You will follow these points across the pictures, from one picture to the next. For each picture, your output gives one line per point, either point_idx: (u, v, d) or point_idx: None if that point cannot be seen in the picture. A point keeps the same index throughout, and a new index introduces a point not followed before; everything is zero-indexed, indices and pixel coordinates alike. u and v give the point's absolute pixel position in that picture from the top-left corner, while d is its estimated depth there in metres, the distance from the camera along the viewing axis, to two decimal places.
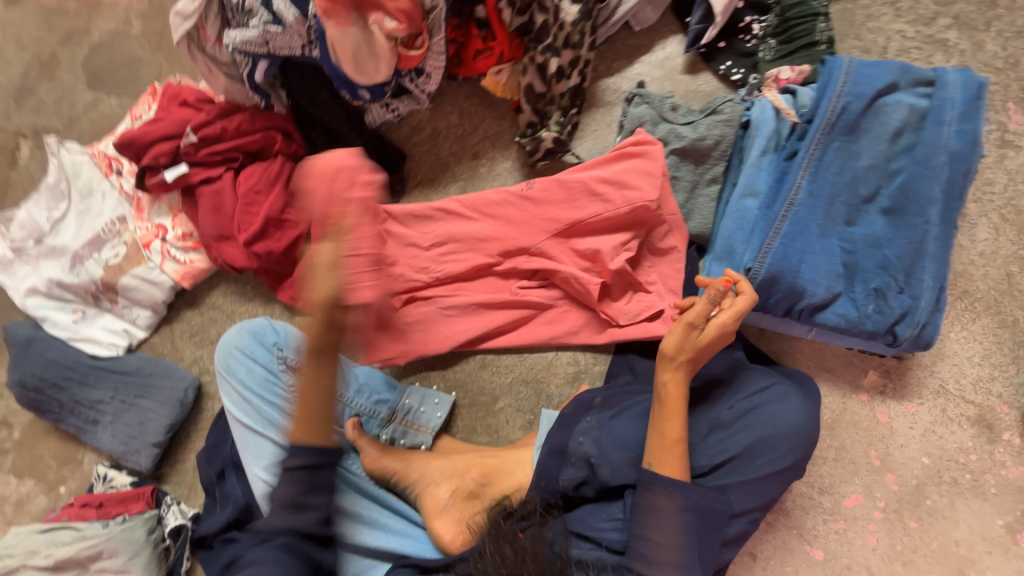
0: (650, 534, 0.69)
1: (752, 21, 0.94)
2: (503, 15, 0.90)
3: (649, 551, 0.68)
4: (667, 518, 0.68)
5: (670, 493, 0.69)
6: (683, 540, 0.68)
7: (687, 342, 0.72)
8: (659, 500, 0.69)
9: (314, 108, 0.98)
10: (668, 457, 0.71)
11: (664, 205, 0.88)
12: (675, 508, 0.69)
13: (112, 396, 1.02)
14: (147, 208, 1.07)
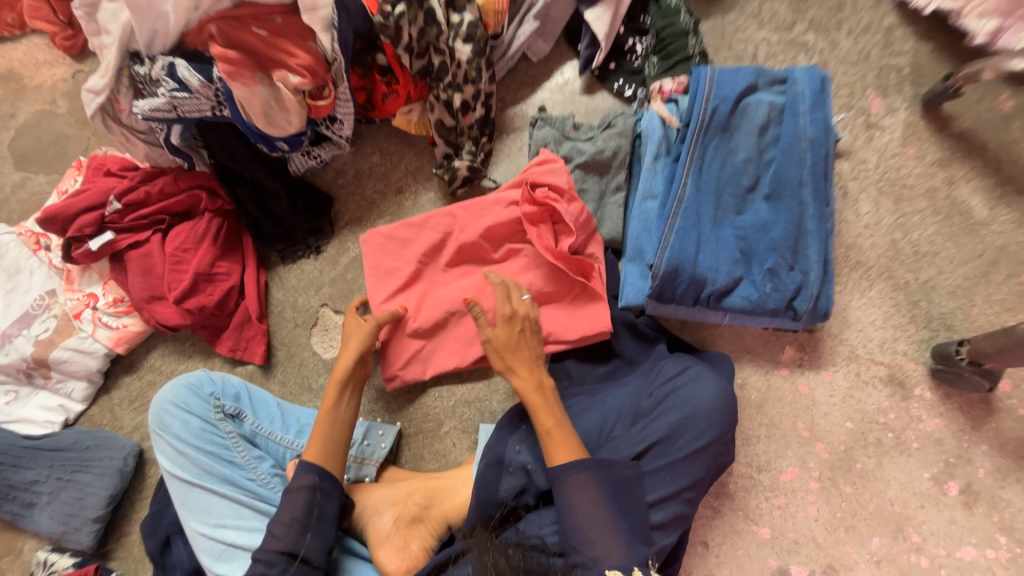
0: (580, 522, 0.69)
1: (635, 42, 1.04)
2: (402, 60, 0.94)
3: (583, 537, 0.69)
4: (584, 498, 0.70)
5: (572, 473, 0.70)
6: (607, 503, 0.69)
7: (500, 355, 0.81)
8: (571, 480, 0.70)
9: (235, 164, 1.00)
10: (560, 442, 0.73)
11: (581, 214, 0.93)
12: (586, 484, 0.70)
13: (47, 474, 0.99)
14: (77, 278, 1.07)
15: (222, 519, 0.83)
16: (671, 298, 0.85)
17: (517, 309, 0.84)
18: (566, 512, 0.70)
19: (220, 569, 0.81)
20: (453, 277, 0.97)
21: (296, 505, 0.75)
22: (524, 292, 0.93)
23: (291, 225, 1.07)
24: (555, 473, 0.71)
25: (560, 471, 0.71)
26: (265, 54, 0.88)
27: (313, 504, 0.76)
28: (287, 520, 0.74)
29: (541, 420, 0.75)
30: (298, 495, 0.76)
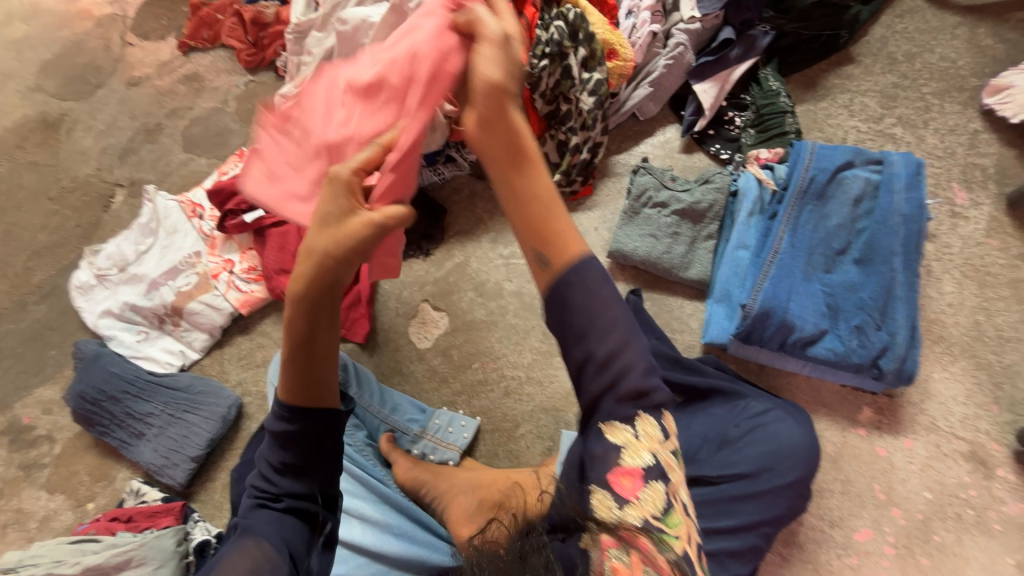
0: (580, 312, 0.55)
1: (734, 115, 1.18)
2: (536, 104, 1.12)
3: (592, 332, 0.54)
4: (594, 292, 0.55)
5: (578, 276, 0.55)
6: (615, 302, 0.56)
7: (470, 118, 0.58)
8: (576, 283, 0.55)
9: None
10: (558, 234, 0.56)
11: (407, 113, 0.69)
12: (596, 282, 0.55)
13: (161, 409, 1.10)
14: (220, 246, 1.25)
15: None
16: (758, 339, 0.92)
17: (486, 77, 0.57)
18: (561, 319, 0.56)
19: None
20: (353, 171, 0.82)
21: (288, 448, 0.65)
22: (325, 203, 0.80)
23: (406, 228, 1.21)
24: (563, 271, 0.56)
25: (562, 276, 0.55)
26: None
27: (302, 444, 0.65)
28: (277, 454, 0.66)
29: (527, 206, 0.57)
30: (281, 425, 0.65)
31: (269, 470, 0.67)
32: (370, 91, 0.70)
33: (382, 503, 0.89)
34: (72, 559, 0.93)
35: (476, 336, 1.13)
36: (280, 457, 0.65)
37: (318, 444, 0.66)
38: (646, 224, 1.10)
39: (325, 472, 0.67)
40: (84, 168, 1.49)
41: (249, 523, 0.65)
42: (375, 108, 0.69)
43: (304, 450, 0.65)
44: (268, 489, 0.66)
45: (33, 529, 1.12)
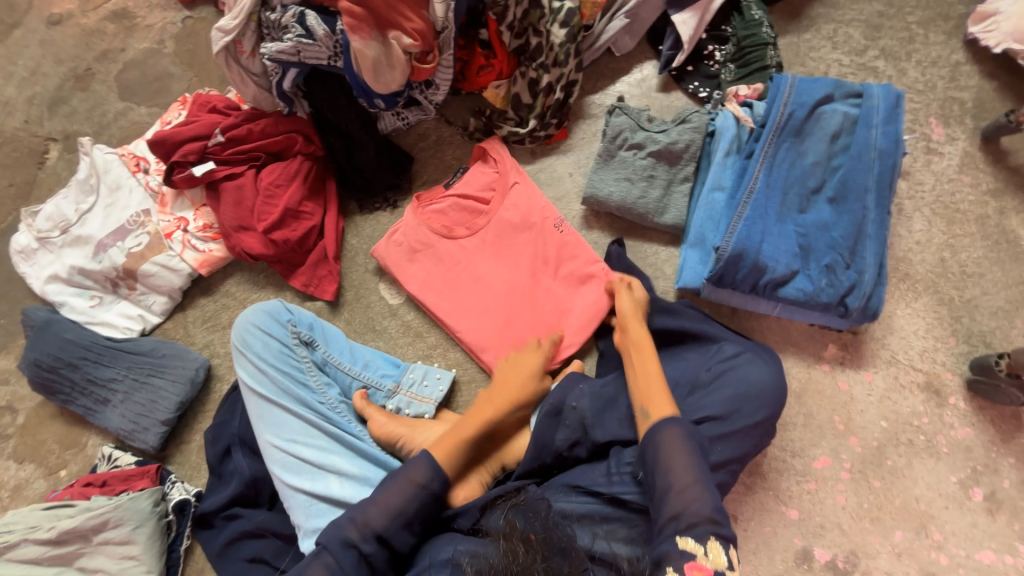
0: (670, 466, 0.73)
1: (714, 49, 1.11)
2: (503, 37, 1.04)
3: (664, 471, 0.73)
4: (676, 448, 0.74)
5: (669, 431, 0.75)
6: (691, 458, 0.73)
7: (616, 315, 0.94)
8: (666, 438, 0.75)
9: (334, 115, 1.08)
10: (659, 403, 0.80)
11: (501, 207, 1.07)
12: (676, 444, 0.74)
13: (124, 375, 1.06)
14: (171, 203, 1.16)
15: (294, 435, 0.90)
16: (730, 282, 0.91)
17: (631, 294, 0.96)
18: (655, 465, 0.74)
19: (290, 479, 0.88)
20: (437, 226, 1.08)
21: (396, 493, 0.78)
22: (428, 253, 1.07)
23: (371, 176, 1.14)
24: (653, 429, 0.77)
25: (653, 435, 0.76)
26: (384, 15, 0.97)
27: (425, 503, 0.78)
28: (392, 496, 0.77)
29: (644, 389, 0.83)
30: (413, 482, 0.79)
31: (378, 512, 0.76)
32: (488, 221, 1.07)
33: (359, 458, 0.91)
34: (47, 524, 0.94)
35: None
36: (397, 511, 0.77)
37: (434, 509, 0.80)
38: (622, 167, 1.05)
39: (400, 543, 0.77)
40: (9, 121, 1.35)
41: (338, 553, 0.74)
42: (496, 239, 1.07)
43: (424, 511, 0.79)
44: (370, 531, 0.75)
45: (5, 498, 1.10)
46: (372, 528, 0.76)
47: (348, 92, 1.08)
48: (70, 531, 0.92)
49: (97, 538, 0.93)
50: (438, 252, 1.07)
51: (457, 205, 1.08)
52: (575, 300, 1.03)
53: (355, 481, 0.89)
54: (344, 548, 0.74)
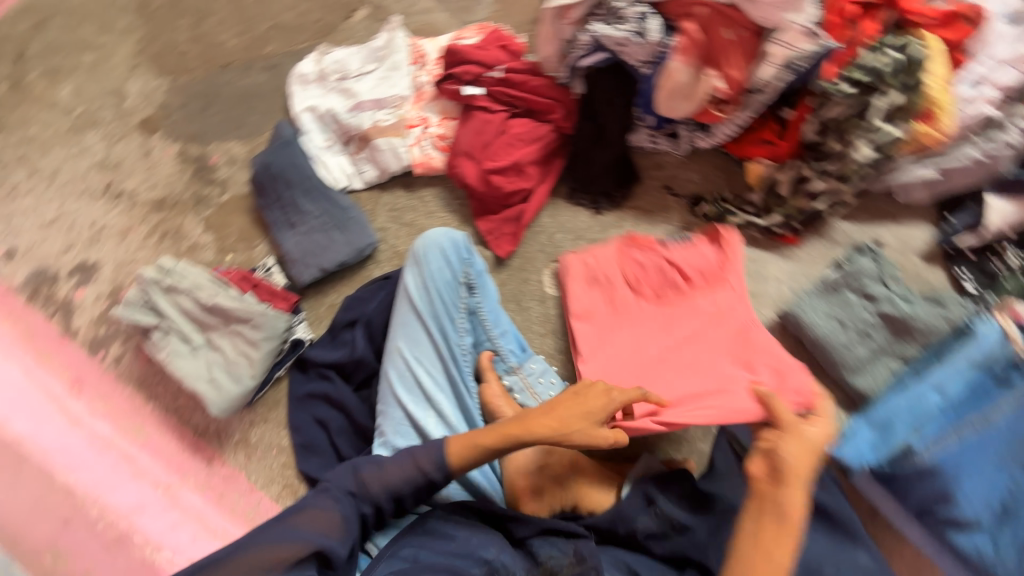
0: None
1: (1012, 251, 0.97)
2: (807, 126, 0.99)
3: None
4: None
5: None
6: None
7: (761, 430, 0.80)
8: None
9: (604, 108, 1.12)
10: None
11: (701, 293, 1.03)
12: None
13: (317, 215, 1.19)
14: (425, 101, 1.27)
15: (421, 357, 0.96)
16: (904, 487, 0.85)
17: (809, 434, 0.77)
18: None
19: (399, 391, 0.94)
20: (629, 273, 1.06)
21: (401, 464, 0.81)
22: (604, 287, 1.07)
23: (597, 175, 1.17)
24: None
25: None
26: (714, 52, 0.97)
27: (428, 484, 0.81)
28: (405, 465, 0.81)
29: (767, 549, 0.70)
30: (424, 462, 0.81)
31: (375, 477, 0.81)
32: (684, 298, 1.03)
33: (460, 409, 0.95)
34: (209, 291, 1.08)
35: None
36: (403, 481, 0.80)
37: (426, 493, 0.82)
38: (841, 307, 0.97)
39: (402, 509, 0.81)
40: None
41: (342, 501, 0.78)
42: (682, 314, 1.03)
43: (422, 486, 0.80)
44: (383, 495, 0.80)
45: (183, 249, 1.30)
46: (384, 489, 0.80)
47: (628, 96, 1.11)
48: (223, 308, 1.06)
49: (235, 325, 1.05)
50: (618, 294, 1.06)
51: (660, 269, 1.04)
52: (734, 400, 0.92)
53: (446, 427, 0.93)
54: (346, 498, 0.79)
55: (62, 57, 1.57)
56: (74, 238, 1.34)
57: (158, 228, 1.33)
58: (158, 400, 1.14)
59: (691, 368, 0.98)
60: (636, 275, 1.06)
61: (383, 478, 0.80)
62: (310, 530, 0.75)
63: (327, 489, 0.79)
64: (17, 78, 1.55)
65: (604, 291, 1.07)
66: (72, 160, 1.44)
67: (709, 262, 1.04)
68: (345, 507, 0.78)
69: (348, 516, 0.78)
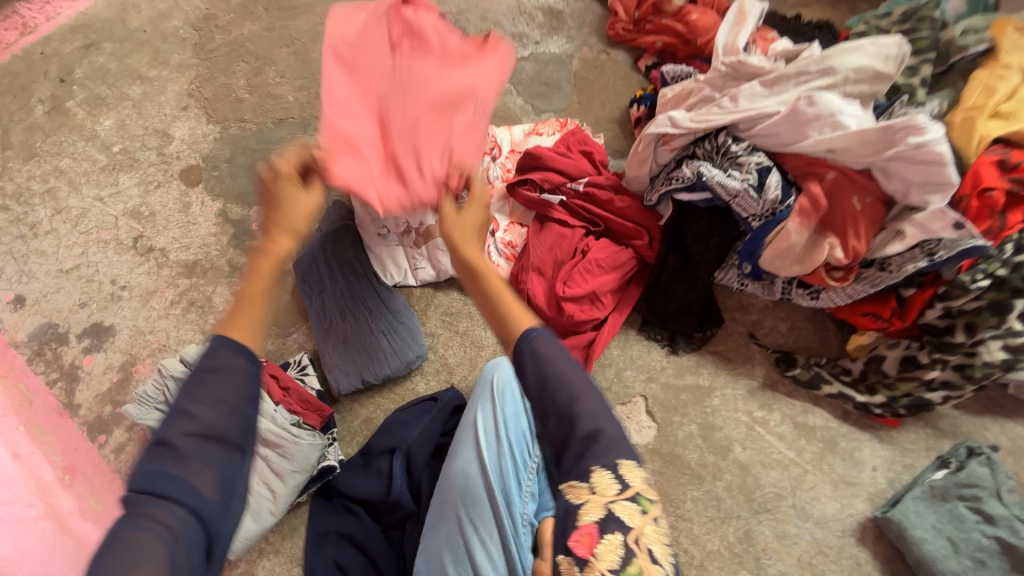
0: None
1: None
2: (928, 311, 0.89)
3: None
4: None
5: (540, 339, 0.58)
6: (575, 368, 0.57)
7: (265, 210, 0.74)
8: (538, 345, 0.58)
9: (696, 245, 1.03)
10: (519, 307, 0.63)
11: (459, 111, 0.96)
12: None
13: (364, 316, 1.07)
14: (494, 199, 1.17)
15: (476, 521, 0.79)
16: None
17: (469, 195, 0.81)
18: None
19: (448, 563, 0.79)
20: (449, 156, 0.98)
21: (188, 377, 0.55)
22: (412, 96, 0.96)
23: (680, 318, 1.06)
24: (524, 335, 0.59)
25: (528, 336, 0.59)
26: (839, 220, 0.87)
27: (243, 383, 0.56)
28: (205, 393, 0.53)
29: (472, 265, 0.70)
30: (232, 391, 0.55)
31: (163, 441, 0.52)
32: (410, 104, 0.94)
33: None
34: None
35: (675, 475, 0.96)
36: (220, 414, 0.53)
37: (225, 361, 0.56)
38: (950, 521, 0.86)
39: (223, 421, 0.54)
40: None
41: (175, 496, 0.50)
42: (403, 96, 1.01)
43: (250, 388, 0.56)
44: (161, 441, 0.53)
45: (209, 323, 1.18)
46: (196, 439, 0.52)
47: (723, 239, 1.02)
48: None
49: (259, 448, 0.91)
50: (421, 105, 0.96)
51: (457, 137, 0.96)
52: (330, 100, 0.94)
53: None
54: (175, 484, 0.50)
55: (108, 86, 1.47)
56: (91, 293, 1.22)
57: (185, 296, 1.21)
58: None
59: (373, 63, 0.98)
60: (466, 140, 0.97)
61: (189, 422, 0.53)
62: (149, 552, 0.47)
63: (134, 502, 0.49)
64: (57, 101, 1.44)
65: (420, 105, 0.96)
66: (102, 203, 1.33)
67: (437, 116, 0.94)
68: (180, 493, 0.50)
69: (197, 503, 0.50)
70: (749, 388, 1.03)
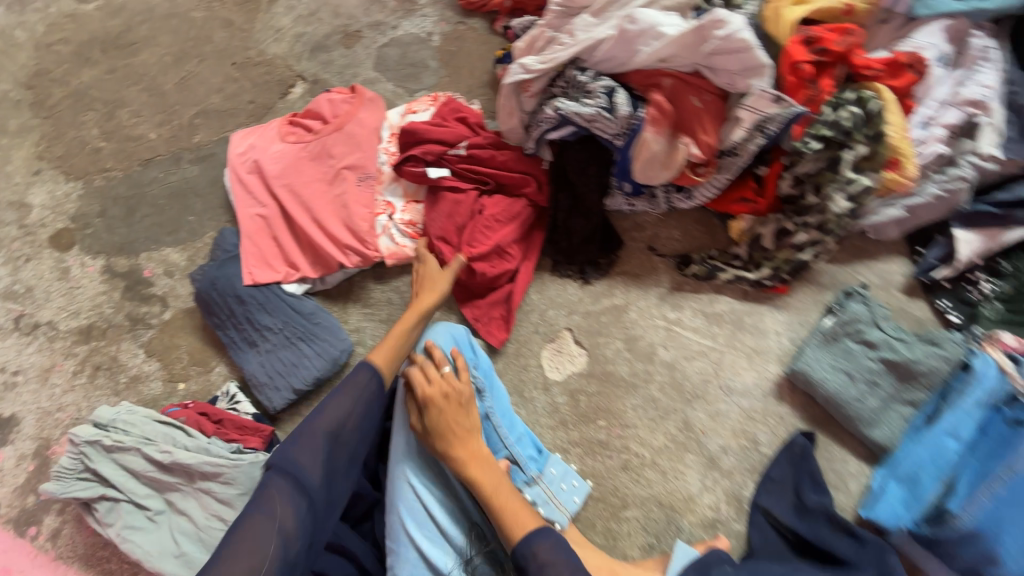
0: None
1: (982, 278, 1.02)
2: (782, 182, 0.99)
3: None
4: None
5: (537, 548, 0.74)
6: (572, 571, 0.72)
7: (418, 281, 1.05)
8: (539, 553, 0.73)
9: (579, 178, 1.07)
10: (520, 515, 0.77)
11: (339, 172, 1.16)
12: None
13: (281, 327, 1.06)
14: (385, 184, 1.17)
15: (429, 481, 0.86)
16: (946, 550, 0.80)
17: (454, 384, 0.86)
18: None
19: (410, 526, 0.82)
20: (327, 207, 1.13)
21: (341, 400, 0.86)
22: (308, 176, 1.16)
23: (586, 249, 1.12)
24: (527, 544, 0.74)
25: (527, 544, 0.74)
26: (685, 120, 0.96)
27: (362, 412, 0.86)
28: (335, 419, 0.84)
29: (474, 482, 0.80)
30: (359, 398, 0.86)
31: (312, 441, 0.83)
32: (305, 186, 1.15)
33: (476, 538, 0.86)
34: (162, 444, 0.92)
35: (612, 391, 1.03)
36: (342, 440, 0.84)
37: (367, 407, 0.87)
38: (844, 357, 0.98)
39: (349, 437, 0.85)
40: (274, 48, 1.45)
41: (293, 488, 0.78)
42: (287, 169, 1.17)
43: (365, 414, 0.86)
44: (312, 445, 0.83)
45: (121, 383, 1.12)
46: (325, 441, 0.82)
47: (600, 165, 1.07)
48: (183, 464, 0.89)
49: (200, 483, 0.89)
50: (304, 181, 1.16)
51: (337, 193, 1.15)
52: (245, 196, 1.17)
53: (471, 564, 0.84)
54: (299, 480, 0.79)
55: None
56: None
57: (88, 362, 1.14)
58: None
59: (267, 158, 1.19)
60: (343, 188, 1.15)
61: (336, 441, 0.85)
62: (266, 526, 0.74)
63: (271, 480, 0.78)
64: None
65: (306, 184, 1.15)
66: None
67: (322, 184, 1.15)
68: (292, 480, 0.78)
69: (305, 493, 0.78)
70: (658, 296, 1.11)
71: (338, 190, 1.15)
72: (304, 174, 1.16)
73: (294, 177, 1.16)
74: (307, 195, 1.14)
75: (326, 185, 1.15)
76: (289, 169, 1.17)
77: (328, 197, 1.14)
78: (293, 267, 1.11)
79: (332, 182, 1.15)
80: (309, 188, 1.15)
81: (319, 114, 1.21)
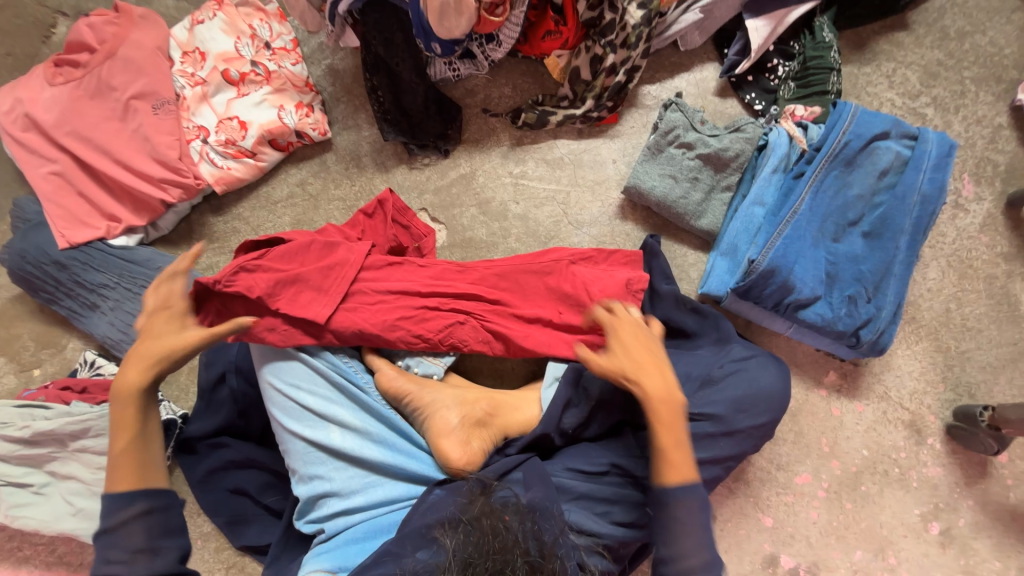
0: (677, 537, 0.72)
1: (778, 64, 1.10)
2: (578, 6, 1.02)
3: (677, 535, 0.72)
4: (690, 520, 0.72)
5: (683, 499, 0.73)
6: (705, 530, 0.72)
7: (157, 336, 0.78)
8: (681, 505, 0.73)
9: (387, 50, 1.04)
10: (679, 464, 0.75)
11: (131, 105, 1.05)
12: (691, 511, 0.73)
13: (117, 281, 1.00)
14: (189, 109, 1.07)
15: (296, 382, 0.87)
16: (756, 296, 0.94)
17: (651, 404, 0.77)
18: (664, 533, 0.73)
19: (289, 423, 0.86)
20: (128, 146, 1.03)
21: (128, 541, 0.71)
22: (97, 117, 1.04)
23: (421, 128, 1.09)
24: (666, 495, 0.74)
25: (670, 494, 0.73)
26: None
27: (153, 526, 0.72)
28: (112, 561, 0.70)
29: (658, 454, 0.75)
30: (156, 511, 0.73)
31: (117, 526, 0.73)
32: (96, 129, 1.03)
33: (363, 410, 0.89)
34: (20, 422, 0.89)
35: (475, 254, 1.09)
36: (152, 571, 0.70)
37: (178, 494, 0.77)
38: (668, 164, 1.03)
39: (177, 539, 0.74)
40: None
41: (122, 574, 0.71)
42: (67, 114, 1.03)
43: (162, 527, 0.73)
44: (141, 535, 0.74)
45: None
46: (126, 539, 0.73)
47: (405, 31, 1.03)
48: (47, 433, 0.87)
49: (74, 444, 0.88)
50: (93, 124, 1.03)
51: (137, 128, 1.04)
52: (28, 156, 1.03)
53: (357, 434, 0.86)
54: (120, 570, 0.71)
55: None
56: None
57: None
58: (32, 562, 0.95)
59: (37, 108, 1.04)
60: (144, 121, 1.05)
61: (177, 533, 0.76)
62: None
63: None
64: None
65: (96, 126, 1.03)
66: None
67: (116, 123, 1.04)
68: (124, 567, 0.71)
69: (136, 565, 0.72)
70: (500, 155, 1.12)
71: (137, 126, 1.04)
72: (89, 115, 1.04)
73: (80, 121, 1.03)
74: (102, 138, 1.03)
75: (120, 124, 1.04)
76: (71, 113, 1.03)
77: (127, 136, 1.04)
78: (111, 218, 1.02)
79: (128, 118, 1.05)
80: (101, 130, 1.03)
81: (86, 44, 1.06)
